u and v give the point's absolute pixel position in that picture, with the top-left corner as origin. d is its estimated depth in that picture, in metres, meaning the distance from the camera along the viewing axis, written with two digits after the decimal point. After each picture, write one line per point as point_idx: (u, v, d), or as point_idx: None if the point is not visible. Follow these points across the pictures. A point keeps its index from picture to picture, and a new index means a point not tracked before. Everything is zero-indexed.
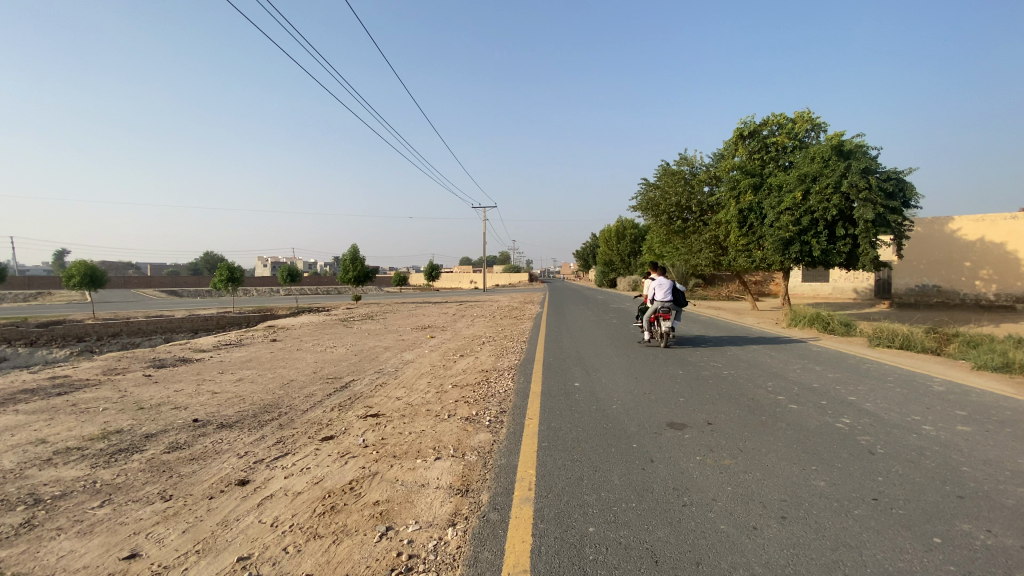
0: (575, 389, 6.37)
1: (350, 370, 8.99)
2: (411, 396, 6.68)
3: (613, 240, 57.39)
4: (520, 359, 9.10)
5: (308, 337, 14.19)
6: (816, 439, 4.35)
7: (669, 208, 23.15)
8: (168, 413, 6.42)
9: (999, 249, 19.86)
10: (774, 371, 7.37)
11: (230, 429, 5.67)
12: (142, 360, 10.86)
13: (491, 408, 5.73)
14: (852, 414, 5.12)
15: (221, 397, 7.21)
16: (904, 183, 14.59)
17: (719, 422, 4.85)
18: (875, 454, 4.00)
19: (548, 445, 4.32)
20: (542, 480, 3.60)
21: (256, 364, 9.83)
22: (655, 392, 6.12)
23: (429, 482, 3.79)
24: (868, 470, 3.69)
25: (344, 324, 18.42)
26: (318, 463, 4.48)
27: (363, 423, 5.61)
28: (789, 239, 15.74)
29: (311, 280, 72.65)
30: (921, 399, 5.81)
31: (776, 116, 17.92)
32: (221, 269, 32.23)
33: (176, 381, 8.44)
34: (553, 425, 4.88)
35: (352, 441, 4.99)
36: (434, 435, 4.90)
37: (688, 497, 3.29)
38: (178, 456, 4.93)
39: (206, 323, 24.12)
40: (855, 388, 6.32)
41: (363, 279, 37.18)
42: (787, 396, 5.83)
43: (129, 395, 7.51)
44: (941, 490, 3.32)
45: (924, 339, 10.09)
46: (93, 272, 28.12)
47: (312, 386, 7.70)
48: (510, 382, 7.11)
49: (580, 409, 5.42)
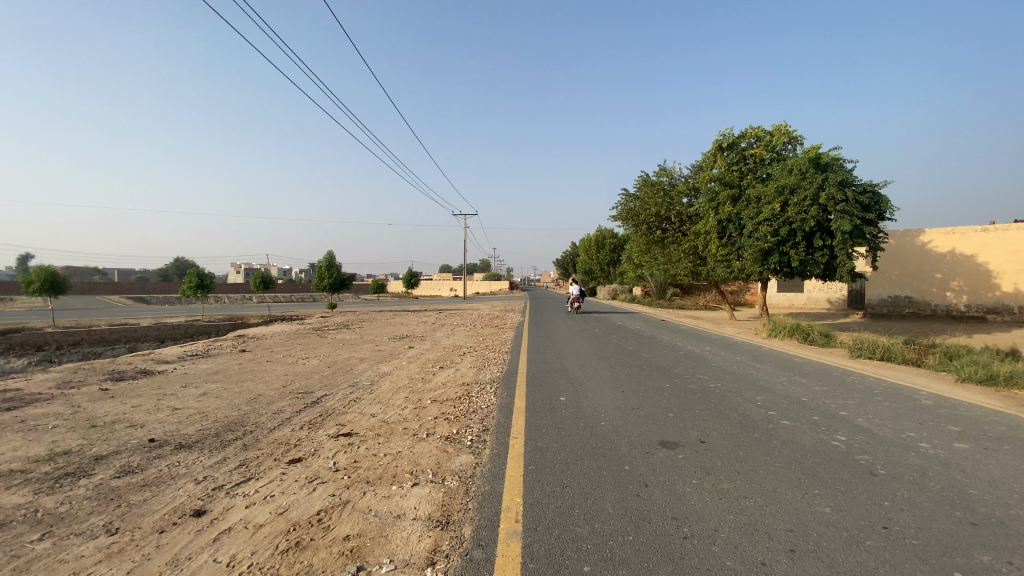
0: (561, 405, 6.08)
1: (323, 383, 8.53)
2: (387, 413, 6.31)
3: (593, 249, 57.62)
4: (502, 371, 8.79)
5: (279, 348, 13.57)
6: (814, 459, 4.17)
7: (649, 218, 23.27)
8: (123, 432, 5.89)
9: (968, 262, 20.38)
10: (761, 384, 7.23)
11: (189, 450, 5.21)
12: (101, 372, 10.15)
13: (473, 426, 5.42)
14: (847, 429, 5.00)
15: (182, 414, 6.68)
16: (879, 196, 14.85)
17: (713, 440, 4.63)
18: (876, 476, 3.85)
19: (534, 468, 4.02)
20: (530, 510, 3.31)
21: (223, 377, 9.26)
22: (642, 407, 5.90)
23: (406, 513, 3.46)
24: (871, 492, 3.55)
25: (318, 334, 17.79)
26: (284, 489, 4.09)
27: (335, 443, 5.23)
28: (768, 250, 15.83)
29: (286, 287, 71.09)
30: (913, 414, 5.73)
31: (754, 128, 18.18)
32: (190, 275, 31.03)
33: (135, 396, 7.86)
34: (539, 446, 4.58)
35: (322, 464, 4.63)
36: (411, 457, 4.57)
37: (688, 527, 3.03)
38: (129, 481, 4.45)
39: (174, 331, 23.15)
40: (845, 402, 6.20)
41: (339, 286, 36.38)
42: (778, 411, 5.67)
43: (81, 412, 6.91)
44: (953, 517, 3.20)
45: (904, 351, 10.19)
46: (54, 278, 26.74)
47: (281, 401, 7.25)
48: (492, 397, 6.80)
49: (567, 426, 5.15)
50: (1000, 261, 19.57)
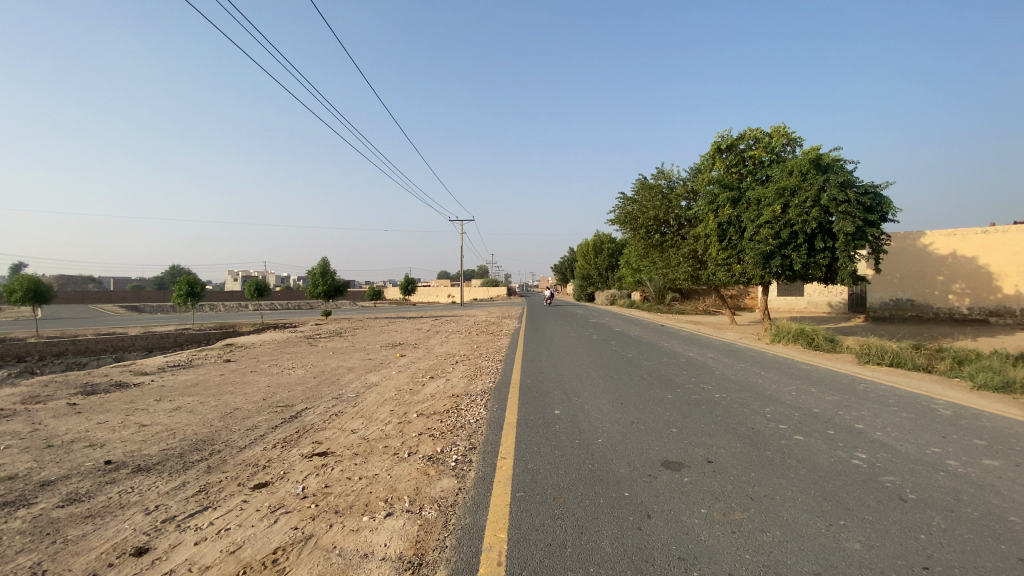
0: (555, 420, 5.65)
1: (305, 396, 8.07)
2: (368, 429, 5.86)
3: (591, 254, 57.10)
4: (495, 382, 8.35)
5: (266, 357, 13.12)
6: (836, 481, 3.74)
7: (647, 222, 22.93)
8: (79, 453, 5.44)
9: (971, 264, 20.01)
10: (769, 394, 6.78)
11: (147, 474, 4.76)
12: (72, 386, 9.66)
13: (460, 444, 4.97)
14: (867, 446, 4.56)
15: (148, 431, 6.22)
16: (881, 198, 14.51)
17: (721, 459, 4.21)
18: (906, 502, 3.42)
19: (522, 496, 3.58)
20: (515, 549, 2.87)
21: (201, 389, 8.81)
22: (643, 421, 5.48)
23: (374, 552, 3.02)
24: (904, 523, 3.12)
25: (308, 342, 17.32)
26: (241, 521, 3.64)
27: (307, 464, 4.79)
28: (770, 252, 15.43)
29: (282, 295, 70.54)
30: (933, 426, 5.29)
31: (752, 130, 17.87)
32: (180, 283, 30.45)
33: (102, 412, 7.38)
34: (530, 468, 4.14)
35: (290, 489, 4.19)
36: (388, 481, 4.13)
37: (697, 572, 2.59)
38: (72, 512, 4.00)
39: (162, 340, 22.68)
40: (859, 413, 5.77)
41: (332, 293, 35.87)
42: (789, 424, 5.24)
43: (41, 430, 6.45)
44: (999, 553, 2.77)
45: (914, 356, 9.78)
46: (40, 286, 26.19)
47: (258, 416, 6.79)
48: (483, 409, 6.38)
49: (561, 445, 4.72)
50: (1001, 263, 19.23)
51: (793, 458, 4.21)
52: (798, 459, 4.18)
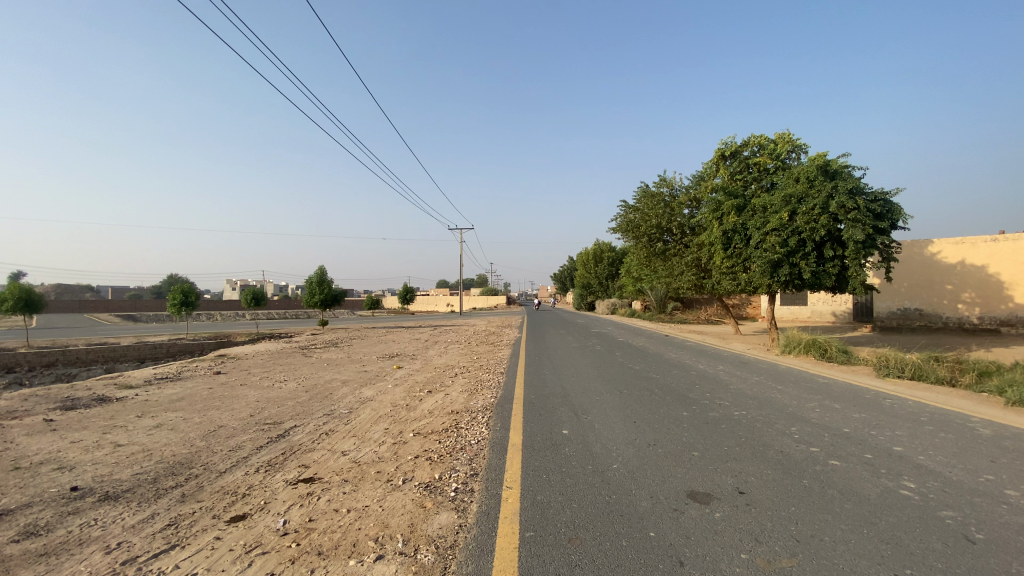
0: (564, 442, 5.18)
1: (295, 412, 7.60)
2: (360, 451, 5.39)
3: (591, 263, 56.78)
4: (497, 397, 7.87)
5: (258, 369, 12.64)
6: (889, 518, 3.28)
7: (649, 230, 22.60)
8: (45, 477, 4.97)
9: (980, 272, 19.61)
10: (791, 411, 6.33)
11: (114, 503, 4.29)
12: (52, 400, 9.15)
13: (460, 469, 4.51)
14: (912, 473, 4.10)
15: (124, 453, 5.75)
16: (891, 204, 14.08)
17: (754, 490, 3.76)
18: (977, 545, 2.95)
19: (533, 537, 3.13)
20: None
21: (186, 404, 8.33)
22: (660, 442, 5.04)
23: None
24: (981, 571, 2.66)
25: (303, 353, 16.81)
26: (211, 565, 3.17)
27: (291, 492, 4.32)
28: (777, 261, 14.98)
29: (280, 304, 70.02)
30: (978, 449, 4.84)
31: (757, 137, 17.56)
32: (177, 292, 30.12)
33: (78, 429, 6.90)
34: (539, 500, 3.70)
35: (270, 523, 3.72)
36: (379, 515, 3.65)
37: None
38: (25, 549, 3.53)
39: (155, 351, 22.16)
40: (893, 433, 5.33)
41: (330, 301, 35.38)
42: (821, 447, 4.78)
43: (10, 450, 5.98)
44: None
45: (937, 369, 9.30)
46: (33, 295, 25.77)
47: (243, 435, 6.32)
48: (484, 429, 5.93)
49: (573, 472, 4.27)
50: (1012, 271, 18.77)
51: (835, 491, 3.73)
52: (841, 492, 3.71)
